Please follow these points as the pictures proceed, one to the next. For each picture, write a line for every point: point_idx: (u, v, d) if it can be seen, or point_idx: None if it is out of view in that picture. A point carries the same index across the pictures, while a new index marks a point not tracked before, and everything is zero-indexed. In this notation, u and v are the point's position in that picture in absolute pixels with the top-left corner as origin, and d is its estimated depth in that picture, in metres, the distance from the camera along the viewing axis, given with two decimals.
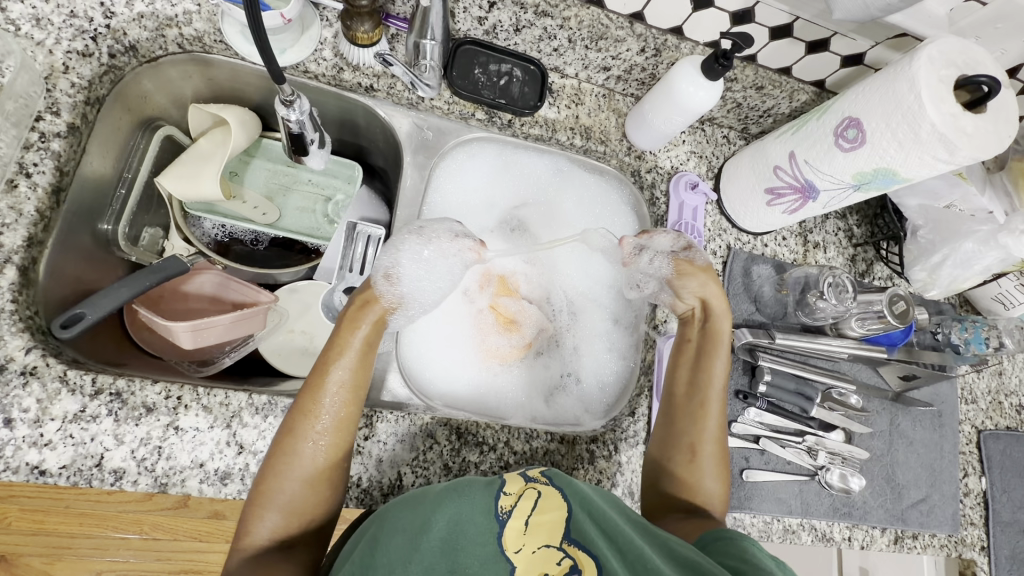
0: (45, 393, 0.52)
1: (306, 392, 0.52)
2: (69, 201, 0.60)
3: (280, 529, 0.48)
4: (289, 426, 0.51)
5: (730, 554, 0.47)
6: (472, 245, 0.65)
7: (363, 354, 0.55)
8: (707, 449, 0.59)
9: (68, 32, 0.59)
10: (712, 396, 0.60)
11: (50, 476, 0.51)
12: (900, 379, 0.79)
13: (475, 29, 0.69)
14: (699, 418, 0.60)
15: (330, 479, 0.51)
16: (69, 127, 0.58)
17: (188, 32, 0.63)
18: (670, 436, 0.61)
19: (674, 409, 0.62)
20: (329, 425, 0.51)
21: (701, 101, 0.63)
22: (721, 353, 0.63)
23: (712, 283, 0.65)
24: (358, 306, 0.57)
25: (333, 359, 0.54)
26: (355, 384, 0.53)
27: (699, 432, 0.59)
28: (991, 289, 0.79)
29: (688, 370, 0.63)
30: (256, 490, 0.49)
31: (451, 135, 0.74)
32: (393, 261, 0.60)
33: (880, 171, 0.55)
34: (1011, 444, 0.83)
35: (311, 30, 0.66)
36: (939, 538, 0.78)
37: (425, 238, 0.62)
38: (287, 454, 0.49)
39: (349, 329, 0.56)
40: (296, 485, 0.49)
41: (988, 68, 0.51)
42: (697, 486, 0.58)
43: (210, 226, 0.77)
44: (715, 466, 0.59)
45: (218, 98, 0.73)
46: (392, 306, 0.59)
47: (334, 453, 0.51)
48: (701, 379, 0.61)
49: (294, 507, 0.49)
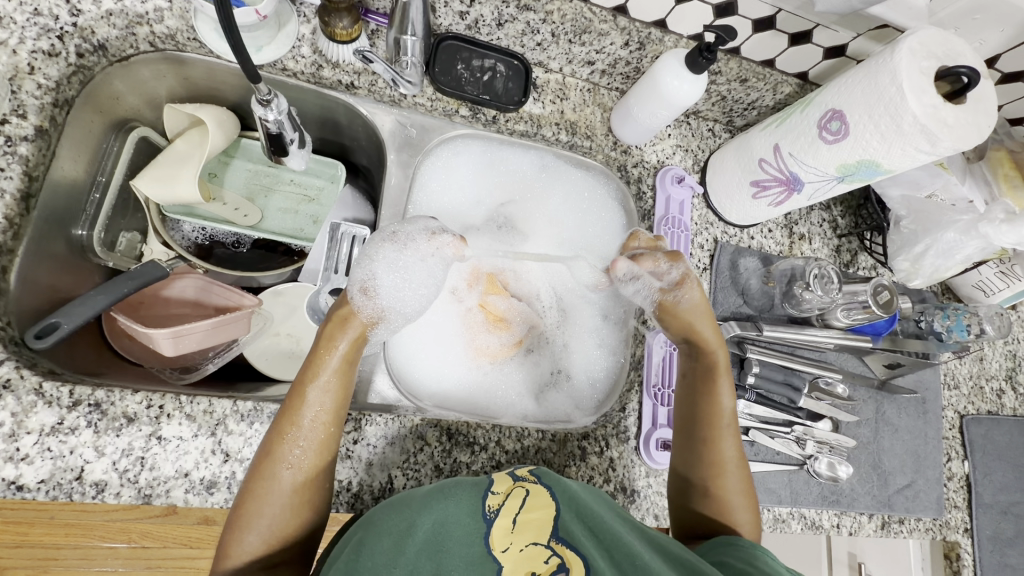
0: (21, 406, 0.50)
1: (283, 416, 0.51)
2: (40, 207, 0.58)
3: (260, 551, 0.48)
4: (268, 448, 0.50)
5: (736, 558, 0.49)
6: (450, 240, 0.63)
7: (342, 372, 0.54)
8: (733, 479, 0.59)
9: (32, 31, 0.57)
10: (726, 424, 0.60)
11: (28, 491, 0.49)
12: (885, 367, 0.80)
13: (457, 24, 0.68)
14: (713, 449, 0.60)
15: (310, 499, 0.50)
16: (37, 130, 0.56)
17: (159, 30, 0.61)
18: (689, 469, 0.60)
19: (687, 441, 0.61)
20: (309, 448, 0.50)
21: (686, 94, 0.63)
22: (724, 381, 0.62)
23: (699, 306, 0.64)
24: (337, 324, 0.57)
25: (311, 378, 0.53)
26: (334, 405, 0.53)
27: (721, 463, 0.59)
28: (973, 276, 0.80)
29: (691, 400, 0.63)
30: (235, 513, 0.48)
31: (435, 132, 0.73)
32: (369, 274, 0.59)
33: (863, 163, 0.55)
34: (992, 428, 0.85)
35: (288, 27, 0.64)
36: (925, 522, 0.80)
37: (400, 245, 0.61)
38: (264, 478, 0.49)
39: (327, 348, 0.55)
40: (277, 509, 0.48)
41: (968, 59, 0.51)
42: (729, 507, 0.58)
43: (190, 229, 0.75)
44: (740, 482, 0.59)
45: (194, 97, 0.72)
46: (373, 320, 0.58)
47: (314, 477, 0.50)
48: (710, 412, 0.61)
49: (276, 531, 0.48)
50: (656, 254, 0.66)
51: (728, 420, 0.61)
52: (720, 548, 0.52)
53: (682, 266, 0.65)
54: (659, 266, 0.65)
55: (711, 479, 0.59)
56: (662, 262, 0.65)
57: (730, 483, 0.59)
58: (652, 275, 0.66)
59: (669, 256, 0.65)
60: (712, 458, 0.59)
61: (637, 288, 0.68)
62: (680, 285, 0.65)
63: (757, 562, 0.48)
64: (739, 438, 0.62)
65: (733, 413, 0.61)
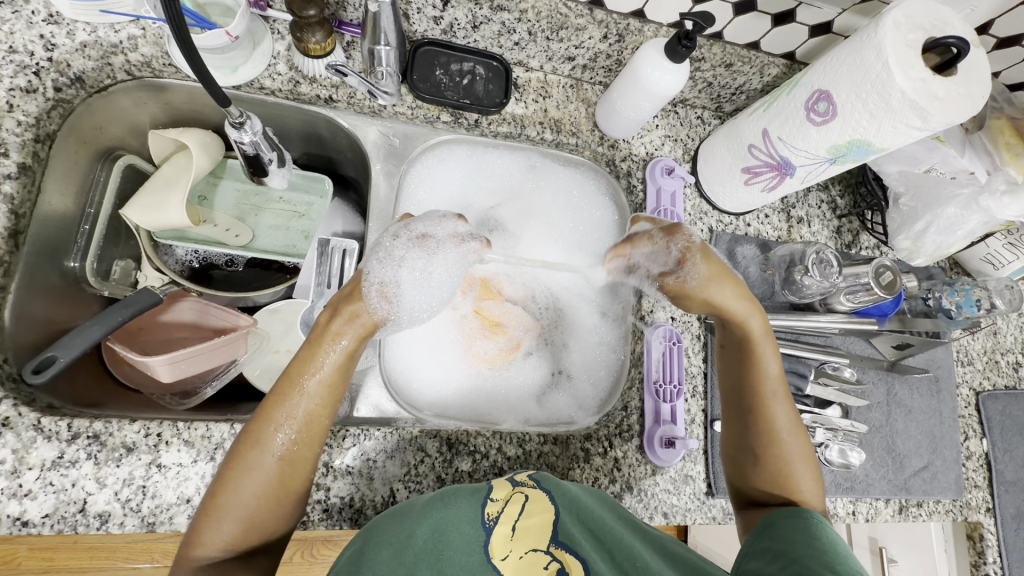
0: (21, 443, 0.51)
1: (275, 403, 0.50)
2: (29, 243, 0.59)
3: (233, 540, 0.47)
4: (254, 435, 0.49)
5: (778, 539, 0.48)
6: (476, 247, 0.65)
7: (343, 365, 0.53)
8: (792, 447, 0.56)
9: (9, 69, 0.57)
10: (774, 399, 0.57)
11: (33, 526, 0.50)
12: (895, 348, 0.78)
13: (432, 29, 0.67)
14: (765, 423, 0.57)
15: (291, 493, 0.50)
16: (20, 167, 0.57)
17: (134, 58, 0.61)
18: (745, 446, 0.58)
19: (736, 411, 0.60)
20: (298, 438, 0.50)
21: (669, 86, 0.62)
22: (771, 354, 0.59)
23: (714, 260, 0.60)
24: (346, 318, 0.54)
25: (308, 369, 0.51)
26: (330, 398, 0.52)
27: (776, 434, 0.56)
28: (980, 249, 0.78)
29: (737, 379, 0.60)
30: (211, 499, 0.48)
31: (419, 140, 0.73)
32: (390, 277, 0.57)
33: (855, 143, 0.54)
34: (1010, 403, 0.83)
35: (263, 45, 0.64)
36: (944, 503, 0.78)
37: (429, 251, 0.61)
38: (248, 468, 0.48)
39: (330, 342, 0.52)
40: (255, 498, 0.48)
41: (957, 29, 0.49)
42: (795, 480, 0.56)
43: (183, 253, 0.76)
44: (803, 454, 0.57)
45: (177, 122, 0.72)
46: (385, 320, 0.56)
47: (297, 467, 0.50)
48: (757, 384, 0.58)
49: (252, 522, 0.48)
50: (651, 233, 0.63)
51: (778, 387, 0.58)
52: (762, 534, 0.50)
53: (679, 241, 0.61)
54: (654, 245, 0.63)
55: (763, 451, 0.57)
56: (658, 238, 0.62)
57: (789, 452, 0.56)
58: (653, 257, 0.63)
59: (668, 232, 0.62)
60: (763, 427, 0.57)
61: (642, 272, 0.67)
62: (674, 237, 0.61)
63: (799, 539, 0.47)
64: (791, 404, 0.58)
65: (780, 378, 0.58)
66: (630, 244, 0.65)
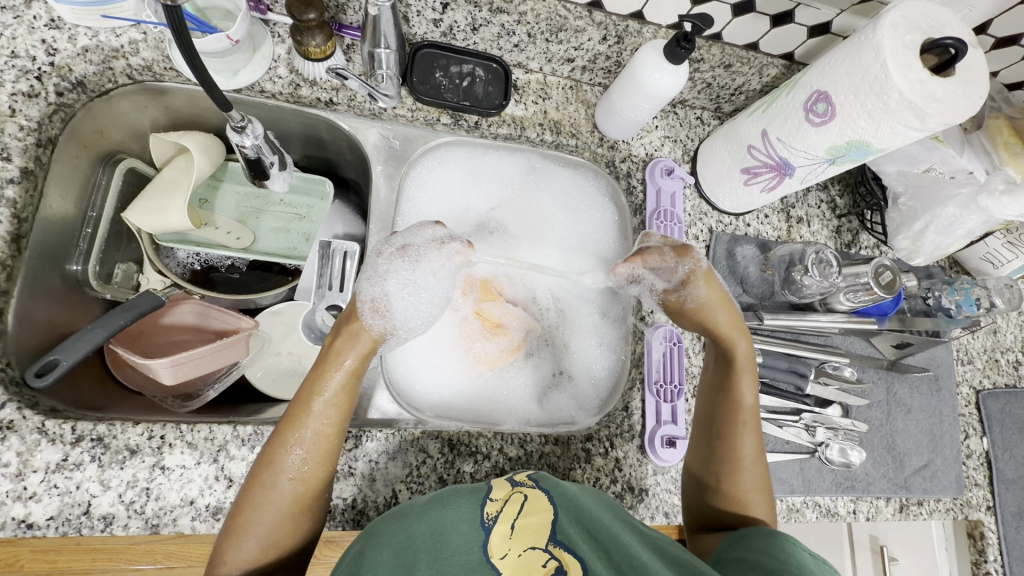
0: (25, 446, 0.51)
1: (287, 425, 0.51)
2: (31, 247, 0.59)
3: (254, 559, 0.48)
4: (269, 455, 0.50)
5: (753, 550, 0.47)
6: (460, 248, 0.64)
7: (347, 385, 0.54)
8: (751, 477, 0.57)
9: (11, 74, 0.57)
10: (743, 427, 0.58)
11: (37, 528, 0.50)
12: (894, 347, 0.78)
13: (432, 31, 0.68)
14: (729, 450, 0.57)
15: (310, 510, 0.50)
16: (22, 171, 0.57)
17: (135, 62, 0.61)
18: (707, 472, 0.58)
19: (703, 435, 0.60)
20: (310, 458, 0.50)
21: (668, 87, 0.62)
22: (747, 385, 0.60)
23: (717, 286, 0.62)
24: (347, 337, 0.56)
25: (315, 391, 0.53)
26: (337, 416, 0.53)
27: (739, 463, 0.57)
28: (979, 248, 0.78)
29: (712, 402, 0.61)
30: (232, 521, 0.48)
31: (418, 142, 0.73)
32: (381, 291, 0.59)
33: (853, 144, 0.54)
34: (1011, 401, 0.83)
35: (263, 48, 0.64)
36: (945, 502, 0.78)
37: (413, 261, 0.61)
38: (266, 488, 0.49)
39: (334, 363, 0.54)
40: (275, 518, 0.48)
41: (955, 30, 0.49)
42: (750, 509, 0.56)
43: (184, 256, 0.76)
44: (761, 485, 0.57)
45: (178, 126, 0.72)
46: (383, 335, 0.58)
47: (315, 487, 0.50)
48: (729, 410, 0.59)
49: (273, 539, 0.48)
50: (663, 249, 0.64)
51: (750, 419, 0.59)
52: (738, 543, 0.50)
53: (687, 260, 0.62)
54: (664, 260, 0.63)
55: (725, 478, 0.57)
56: (668, 255, 0.63)
57: (748, 483, 0.56)
58: (661, 272, 0.64)
59: (677, 251, 0.63)
60: (729, 453, 0.57)
61: (645, 284, 0.67)
62: (681, 257, 0.62)
63: (771, 551, 0.46)
64: (760, 436, 0.59)
65: (754, 410, 0.59)
66: (641, 258, 0.64)
